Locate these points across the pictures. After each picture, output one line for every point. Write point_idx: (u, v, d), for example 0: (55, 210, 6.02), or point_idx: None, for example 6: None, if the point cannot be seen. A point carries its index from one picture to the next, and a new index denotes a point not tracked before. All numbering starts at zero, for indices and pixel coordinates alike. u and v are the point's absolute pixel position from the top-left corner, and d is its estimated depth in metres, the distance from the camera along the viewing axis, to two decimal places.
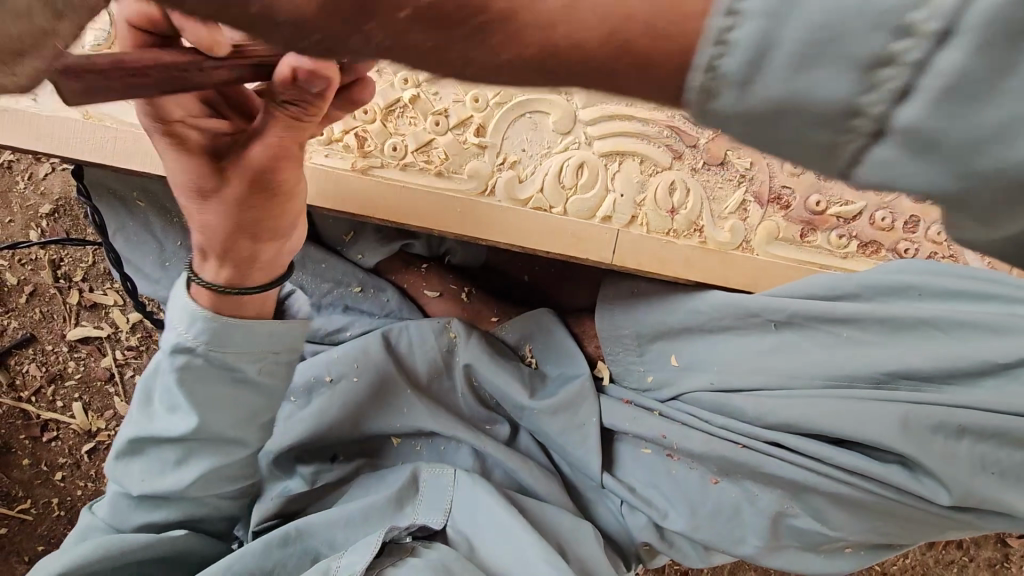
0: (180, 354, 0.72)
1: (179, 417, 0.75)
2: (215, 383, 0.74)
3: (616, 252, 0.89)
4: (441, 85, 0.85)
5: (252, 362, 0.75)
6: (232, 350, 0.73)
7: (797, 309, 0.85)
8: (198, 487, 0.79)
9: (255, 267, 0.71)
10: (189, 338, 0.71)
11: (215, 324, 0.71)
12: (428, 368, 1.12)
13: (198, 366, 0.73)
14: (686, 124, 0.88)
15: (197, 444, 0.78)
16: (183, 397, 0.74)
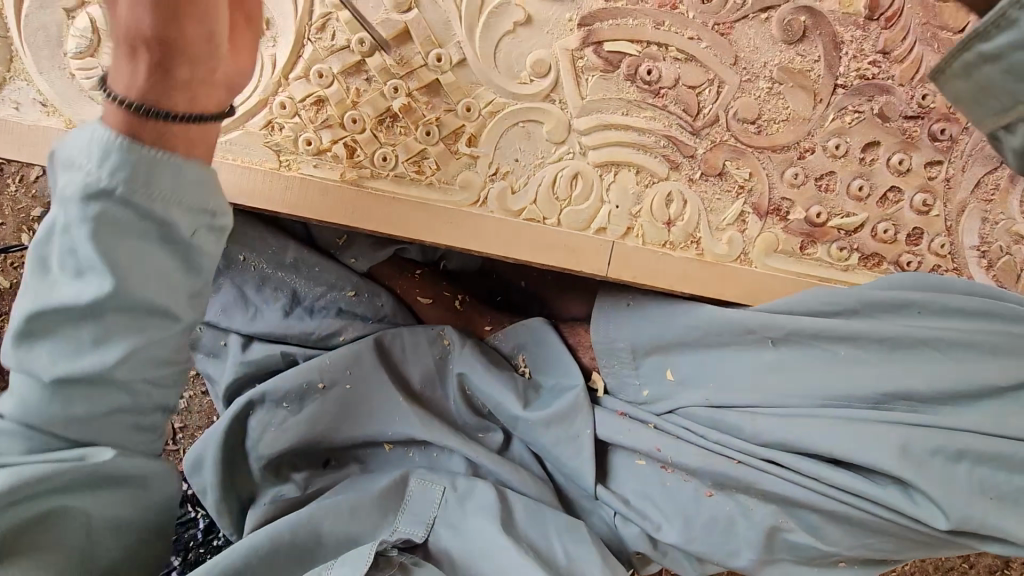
0: (90, 193, 0.48)
1: (92, 277, 0.50)
2: (135, 240, 0.51)
3: (612, 263, 0.87)
4: (433, 92, 0.83)
5: (185, 215, 0.52)
6: (154, 195, 0.50)
7: (795, 324, 0.85)
8: (124, 372, 0.54)
9: (180, 82, 0.51)
10: (107, 149, 0.48)
11: (145, 141, 0.48)
12: (422, 376, 1.12)
13: (120, 216, 0.50)
14: (684, 134, 0.85)
15: (110, 322, 0.52)
16: (94, 253, 0.49)
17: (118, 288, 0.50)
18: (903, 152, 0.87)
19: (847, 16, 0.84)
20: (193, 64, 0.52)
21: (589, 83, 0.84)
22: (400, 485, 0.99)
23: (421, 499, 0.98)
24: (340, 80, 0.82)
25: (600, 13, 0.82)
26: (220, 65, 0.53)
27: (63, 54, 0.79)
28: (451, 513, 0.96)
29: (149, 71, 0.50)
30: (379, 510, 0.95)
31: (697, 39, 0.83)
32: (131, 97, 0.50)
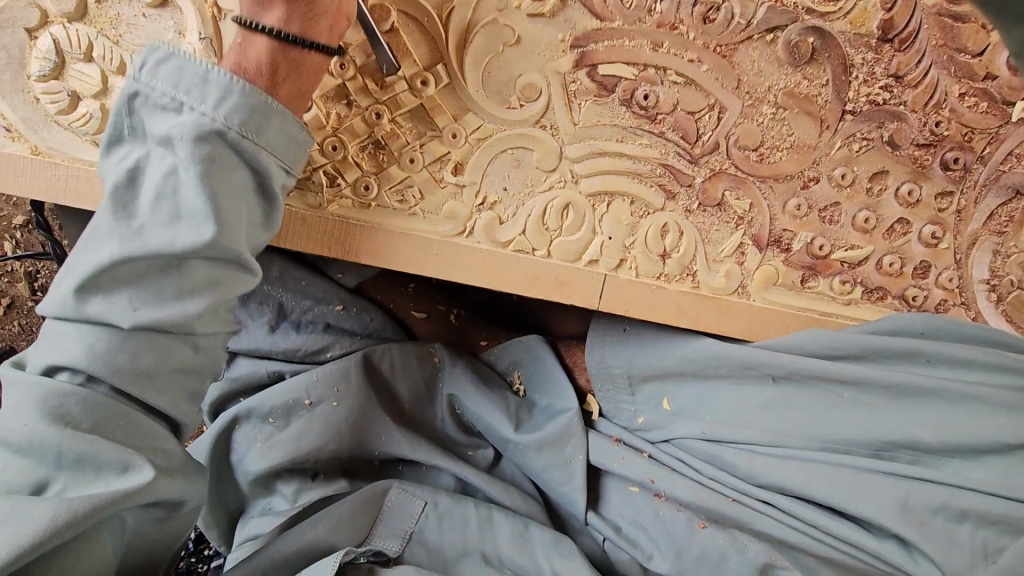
0: (202, 131, 0.57)
1: (192, 214, 0.56)
2: (234, 188, 0.59)
3: (604, 297, 0.84)
4: (417, 118, 0.78)
5: (282, 170, 0.64)
6: (263, 144, 0.60)
7: (799, 364, 0.82)
8: (201, 323, 0.60)
9: (323, 13, 0.62)
10: (216, 107, 0.58)
11: (255, 100, 0.59)
12: (411, 394, 1.06)
13: (227, 160, 0.58)
14: (681, 162, 0.81)
15: (198, 270, 0.58)
16: (197, 188, 0.56)
17: (216, 228, 0.56)
18: (912, 182, 0.83)
19: (859, 37, 0.78)
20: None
21: (582, 108, 0.79)
22: (379, 496, 0.92)
23: (398, 513, 0.92)
24: (320, 103, 0.76)
25: (594, 34, 0.76)
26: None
27: (26, 76, 0.75)
28: (433, 528, 0.90)
29: (298, 8, 0.60)
30: (356, 520, 0.89)
31: (697, 62, 0.78)
32: (281, 20, 0.61)
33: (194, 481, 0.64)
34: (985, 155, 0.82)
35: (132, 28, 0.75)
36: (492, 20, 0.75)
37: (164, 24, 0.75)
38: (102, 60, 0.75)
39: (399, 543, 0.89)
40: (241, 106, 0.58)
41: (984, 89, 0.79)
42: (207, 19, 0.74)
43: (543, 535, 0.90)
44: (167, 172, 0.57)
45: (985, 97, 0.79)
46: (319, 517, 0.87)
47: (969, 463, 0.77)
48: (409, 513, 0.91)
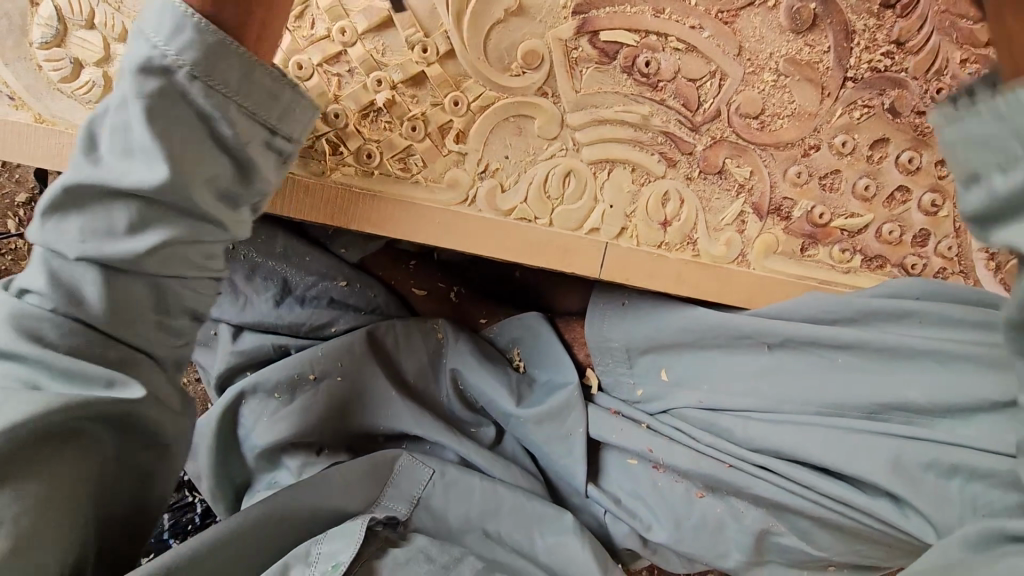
0: (156, 67, 0.53)
1: (143, 155, 0.54)
2: (187, 131, 0.55)
3: (605, 266, 0.85)
4: (419, 85, 0.79)
5: (251, 121, 0.57)
6: (226, 89, 0.55)
7: (797, 330, 0.83)
8: (154, 264, 0.57)
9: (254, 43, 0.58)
10: (171, 43, 0.53)
11: (214, 39, 0.54)
12: (414, 369, 1.07)
13: (183, 101, 0.54)
14: (682, 130, 0.81)
15: (147, 210, 0.56)
16: (146, 128, 0.53)
17: (162, 173, 0.53)
18: (912, 150, 0.83)
19: (860, 3, 0.78)
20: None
21: (584, 75, 0.79)
22: (390, 461, 0.94)
23: (409, 478, 0.93)
24: (322, 72, 0.77)
25: (595, 0, 0.76)
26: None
27: (29, 44, 0.75)
28: (439, 495, 0.92)
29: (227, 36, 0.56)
30: (365, 486, 0.90)
31: (699, 28, 0.78)
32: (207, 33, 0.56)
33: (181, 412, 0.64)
34: None
35: None
36: None
37: None
38: (103, 27, 0.75)
39: (407, 507, 0.91)
40: (194, 45, 0.53)
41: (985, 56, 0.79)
42: None
43: (544, 510, 0.92)
44: (122, 107, 0.55)
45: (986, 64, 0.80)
46: (336, 473, 0.88)
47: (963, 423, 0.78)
48: (420, 481, 0.93)
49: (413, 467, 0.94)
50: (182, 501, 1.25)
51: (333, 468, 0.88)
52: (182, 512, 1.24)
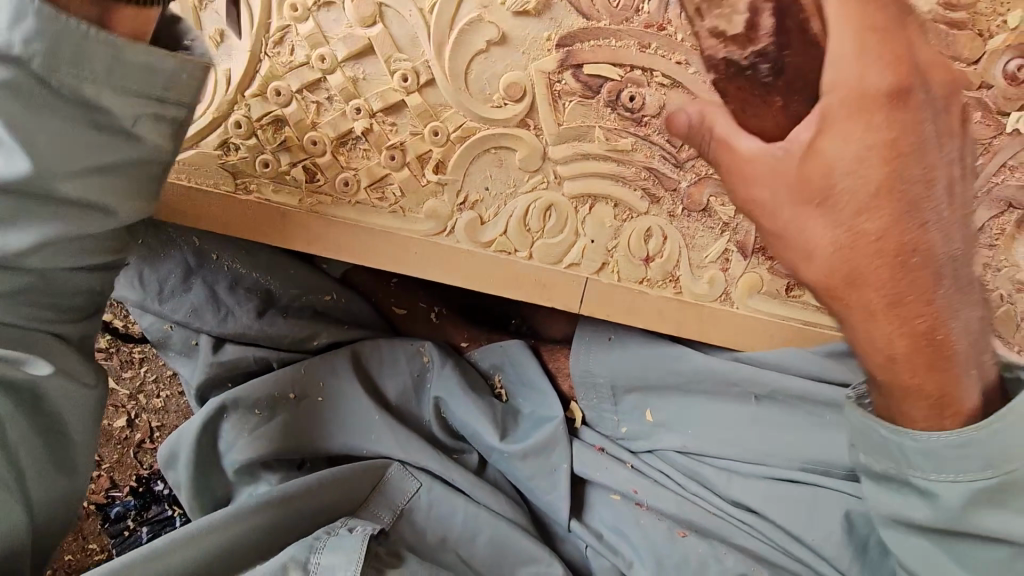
0: (2, 54, 0.50)
1: (16, 161, 0.54)
2: (53, 121, 0.54)
3: (585, 301, 0.84)
4: (398, 114, 0.78)
5: (120, 98, 0.55)
6: (92, 74, 0.53)
7: (781, 385, 0.84)
8: (23, 263, 0.59)
9: None
10: (11, 28, 0.50)
11: (58, 22, 0.50)
12: (399, 393, 1.03)
13: (43, 95, 0.53)
14: (666, 166, 0.79)
15: (7, 203, 0.56)
16: (1, 128, 0.52)
17: (20, 173, 0.54)
18: None
19: None
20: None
21: (567, 108, 0.78)
22: (379, 470, 0.93)
23: (397, 488, 0.92)
24: (300, 98, 0.77)
25: (581, 33, 0.74)
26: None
27: None
28: (424, 512, 0.91)
29: None
30: (353, 487, 0.90)
31: (686, 64, 0.73)
32: None
33: (67, 382, 0.65)
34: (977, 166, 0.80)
35: None
36: (477, 17, 0.74)
37: None
38: None
39: (389, 516, 0.89)
40: (38, 33, 0.50)
41: (978, 98, 0.77)
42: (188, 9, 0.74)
43: (525, 547, 0.88)
44: None
45: (979, 107, 0.78)
46: (320, 477, 0.88)
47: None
48: (404, 495, 0.92)
49: (400, 479, 0.93)
50: (161, 514, 1.22)
51: (319, 473, 0.88)
52: (161, 525, 1.21)
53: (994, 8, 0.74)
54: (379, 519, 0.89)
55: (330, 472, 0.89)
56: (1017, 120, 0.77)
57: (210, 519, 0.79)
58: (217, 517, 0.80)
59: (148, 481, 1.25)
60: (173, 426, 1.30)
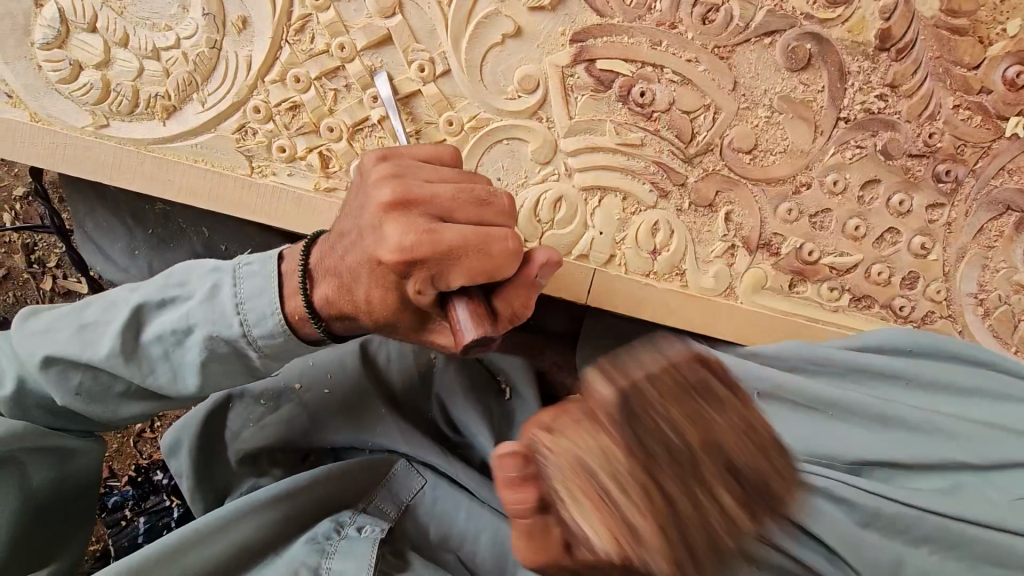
0: (232, 338, 0.67)
1: (176, 369, 0.69)
2: (233, 368, 0.70)
3: (593, 293, 0.84)
4: (415, 104, 0.80)
5: (279, 365, 0.71)
6: (278, 358, 0.69)
7: (791, 381, 0.80)
8: (129, 411, 0.73)
9: (344, 254, 0.64)
10: (259, 338, 0.67)
11: (282, 341, 0.67)
12: (404, 386, 1.00)
13: (222, 349, 0.67)
14: (674, 161, 0.82)
15: (161, 377, 0.69)
16: (198, 362, 0.68)
17: (186, 390, 0.70)
18: (903, 193, 0.82)
19: (856, 45, 0.79)
20: (395, 311, 0.63)
21: (578, 102, 0.80)
22: (385, 465, 0.93)
23: (402, 483, 0.92)
24: (318, 85, 0.79)
25: (594, 29, 0.78)
26: (387, 240, 0.58)
27: (30, 44, 0.77)
28: (429, 506, 0.91)
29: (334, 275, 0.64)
30: (358, 483, 0.91)
31: (695, 62, 0.79)
32: (320, 285, 0.65)
33: (87, 446, 0.80)
34: (977, 168, 0.81)
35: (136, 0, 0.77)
36: (493, 11, 0.77)
37: None
38: (105, 31, 0.77)
39: (394, 511, 0.90)
40: (275, 346, 0.67)
41: (978, 102, 0.79)
42: None
43: None
44: (167, 334, 0.68)
45: (979, 111, 0.79)
46: (331, 469, 0.89)
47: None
48: (410, 488, 0.92)
49: (407, 473, 0.93)
50: (160, 504, 1.16)
51: (328, 465, 0.89)
52: (159, 515, 1.15)
53: (994, 16, 0.77)
54: (383, 515, 0.90)
55: (333, 470, 0.89)
56: (1015, 125, 0.80)
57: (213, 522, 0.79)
58: (217, 515, 0.80)
59: (147, 471, 1.24)
60: (173, 416, 1.30)
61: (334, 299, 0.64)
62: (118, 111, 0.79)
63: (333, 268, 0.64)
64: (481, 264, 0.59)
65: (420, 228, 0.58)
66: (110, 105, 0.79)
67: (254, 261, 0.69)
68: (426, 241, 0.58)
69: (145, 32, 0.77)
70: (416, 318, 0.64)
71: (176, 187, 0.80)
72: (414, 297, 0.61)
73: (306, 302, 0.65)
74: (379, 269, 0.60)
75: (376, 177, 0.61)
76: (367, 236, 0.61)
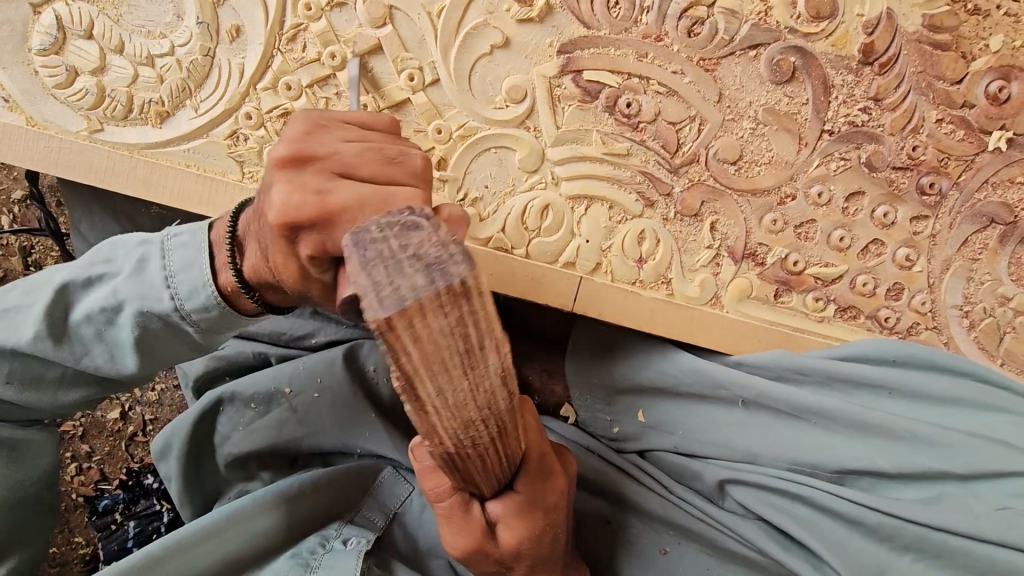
0: (161, 312, 0.67)
1: (113, 349, 0.70)
2: (169, 343, 0.71)
3: (579, 300, 0.84)
4: (404, 112, 0.81)
5: (214, 337, 0.71)
6: (217, 330, 0.70)
7: (775, 391, 0.80)
8: (66, 394, 0.74)
9: (255, 226, 0.62)
10: (188, 309, 0.67)
11: (214, 311, 0.67)
12: (394, 394, 0.98)
13: (155, 325, 0.68)
14: (661, 171, 0.83)
15: (99, 357, 0.71)
16: (131, 340, 0.69)
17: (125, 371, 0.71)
18: (888, 205, 0.83)
19: (840, 58, 0.80)
20: (304, 285, 0.61)
21: (566, 112, 0.81)
22: (373, 473, 0.94)
23: (387, 490, 0.92)
24: (309, 93, 0.80)
25: (581, 41, 0.79)
26: (275, 200, 0.57)
27: (28, 50, 0.79)
28: (415, 513, 0.91)
29: (251, 254, 0.63)
30: (344, 492, 0.91)
31: (680, 73, 0.80)
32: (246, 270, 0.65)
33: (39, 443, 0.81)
34: (961, 181, 0.82)
35: (132, 9, 0.78)
36: (482, 22, 0.79)
37: (164, 6, 0.78)
38: (101, 39, 0.78)
39: (380, 520, 0.89)
40: (206, 318, 0.68)
41: (962, 117, 0.80)
42: (206, 5, 0.78)
43: None
44: (97, 312, 0.68)
45: (962, 125, 0.80)
46: (316, 478, 0.89)
47: (927, 500, 0.74)
48: (397, 495, 0.92)
49: (394, 481, 0.93)
50: (149, 509, 1.16)
51: (313, 473, 0.89)
52: (148, 520, 1.15)
53: (976, 32, 0.78)
54: (369, 524, 0.89)
55: (320, 480, 0.89)
56: (998, 138, 0.80)
57: (194, 531, 0.80)
58: (197, 527, 0.80)
59: (137, 475, 1.24)
60: (163, 421, 1.30)
61: (257, 268, 0.63)
62: (112, 116, 0.80)
63: (253, 245, 0.63)
64: (382, 220, 0.55)
65: (305, 187, 0.56)
66: (105, 110, 0.80)
67: (182, 232, 0.68)
68: (314, 202, 0.56)
69: (141, 39, 0.79)
70: (329, 292, 0.62)
71: (168, 191, 0.81)
72: (310, 263, 0.58)
73: (236, 273, 0.64)
74: (274, 233, 0.58)
75: (288, 139, 0.61)
76: (263, 199, 0.59)
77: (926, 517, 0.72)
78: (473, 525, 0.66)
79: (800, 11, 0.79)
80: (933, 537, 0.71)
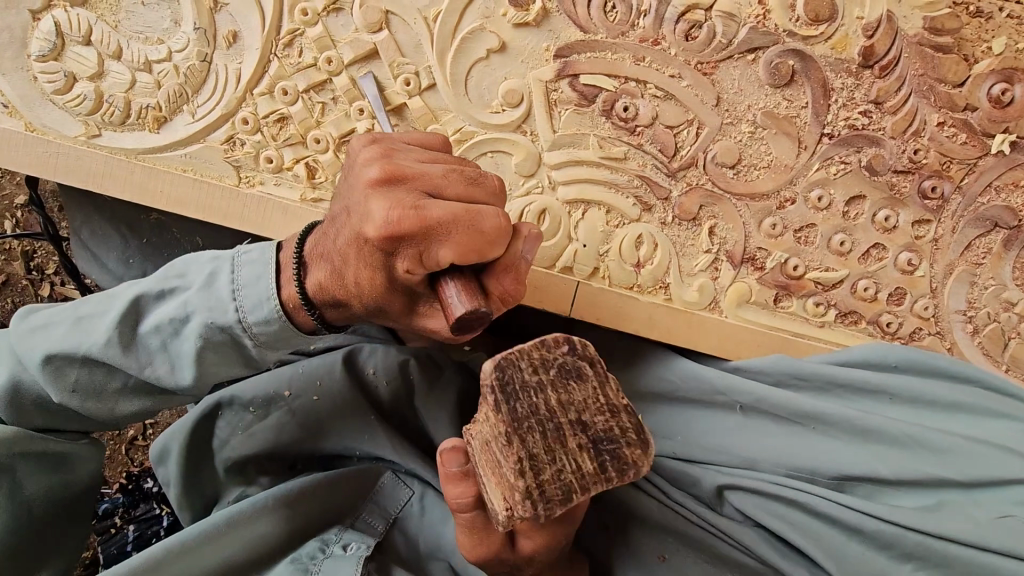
0: (228, 325, 0.68)
1: (174, 360, 0.70)
2: (226, 356, 0.71)
3: (576, 304, 0.84)
4: (401, 116, 0.81)
5: (267, 351, 0.72)
6: (273, 346, 0.71)
7: (774, 397, 0.79)
8: (119, 405, 0.73)
9: (335, 234, 0.65)
10: (254, 323, 0.68)
11: (275, 326, 0.68)
12: (393, 398, 0.98)
13: (220, 338, 0.69)
14: (659, 175, 0.82)
15: (160, 367, 0.70)
16: (193, 351, 0.68)
17: (182, 384, 0.71)
18: (889, 208, 0.82)
19: (839, 62, 0.79)
20: (385, 292, 0.63)
21: (563, 116, 0.81)
22: (374, 476, 0.93)
23: (388, 494, 0.92)
24: (305, 98, 0.80)
25: (577, 45, 0.79)
26: (374, 214, 0.59)
27: (27, 56, 0.79)
28: (415, 518, 0.90)
29: (327, 265, 0.65)
30: (345, 495, 0.90)
31: (678, 77, 0.80)
32: (318, 280, 0.66)
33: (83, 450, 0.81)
34: (964, 185, 0.81)
35: (130, 15, 0.79)
36: (478, 27, 0.79)
37: (162, 13, 0.79)
38: (99, 45, 0.79)
39: (383, 524, 0.89)
40: (269, 333, 0.68)
41: (964, 120, 0.79)
42: (203, 11, 0.78)
43: None
44: (165, 324, 0.69)
45: (964, 128, 0.79)
46: (316, 483, 0.88)
47: (927, 508, 0.72)
48: (398, 499, 0.91)
49: (395, 485, 0.92)
50: (149, 513, 1.16)
51: (308, 478, 0.89)
52: (149, 523, 1.15)
53: (978, 34, 0.77)
54: (372, 528, 0.89)
55: (319, 484, 0.88)
56: (1001, 141, 0.79)
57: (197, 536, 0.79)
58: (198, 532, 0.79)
59: (137, 479, 1.24)
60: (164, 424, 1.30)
61: (327, 285, 0.65)
62: (110, 122, 0.81)
63: (326, 251, 0.65)
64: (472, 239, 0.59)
65: (406, 204, 0.58)
66: (102, 116, 0.80)
67: (252, 249, 0.70)
68: (412, 217, 0.58)
69: (139, 45, 0.79)
70: (406, 300, 0.65)
71: (166, 196, 0.81)
72: (403, 276, 0.61)
73: (299, 289, 0.66)
74: (366, 246, 0.60)
75: (366, 158, 0.63)
76: (353, 208, 0.62)
77: (926, 524, 0.71)
78: (495, 525, 0.66)
79: (799, 14, 0.78)
80: (934, 546, 0.70)
